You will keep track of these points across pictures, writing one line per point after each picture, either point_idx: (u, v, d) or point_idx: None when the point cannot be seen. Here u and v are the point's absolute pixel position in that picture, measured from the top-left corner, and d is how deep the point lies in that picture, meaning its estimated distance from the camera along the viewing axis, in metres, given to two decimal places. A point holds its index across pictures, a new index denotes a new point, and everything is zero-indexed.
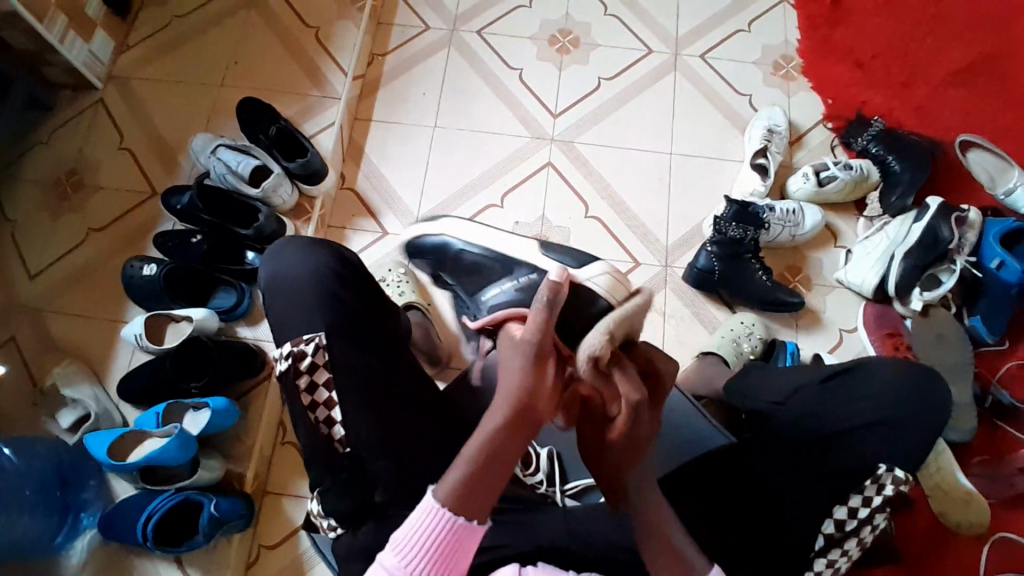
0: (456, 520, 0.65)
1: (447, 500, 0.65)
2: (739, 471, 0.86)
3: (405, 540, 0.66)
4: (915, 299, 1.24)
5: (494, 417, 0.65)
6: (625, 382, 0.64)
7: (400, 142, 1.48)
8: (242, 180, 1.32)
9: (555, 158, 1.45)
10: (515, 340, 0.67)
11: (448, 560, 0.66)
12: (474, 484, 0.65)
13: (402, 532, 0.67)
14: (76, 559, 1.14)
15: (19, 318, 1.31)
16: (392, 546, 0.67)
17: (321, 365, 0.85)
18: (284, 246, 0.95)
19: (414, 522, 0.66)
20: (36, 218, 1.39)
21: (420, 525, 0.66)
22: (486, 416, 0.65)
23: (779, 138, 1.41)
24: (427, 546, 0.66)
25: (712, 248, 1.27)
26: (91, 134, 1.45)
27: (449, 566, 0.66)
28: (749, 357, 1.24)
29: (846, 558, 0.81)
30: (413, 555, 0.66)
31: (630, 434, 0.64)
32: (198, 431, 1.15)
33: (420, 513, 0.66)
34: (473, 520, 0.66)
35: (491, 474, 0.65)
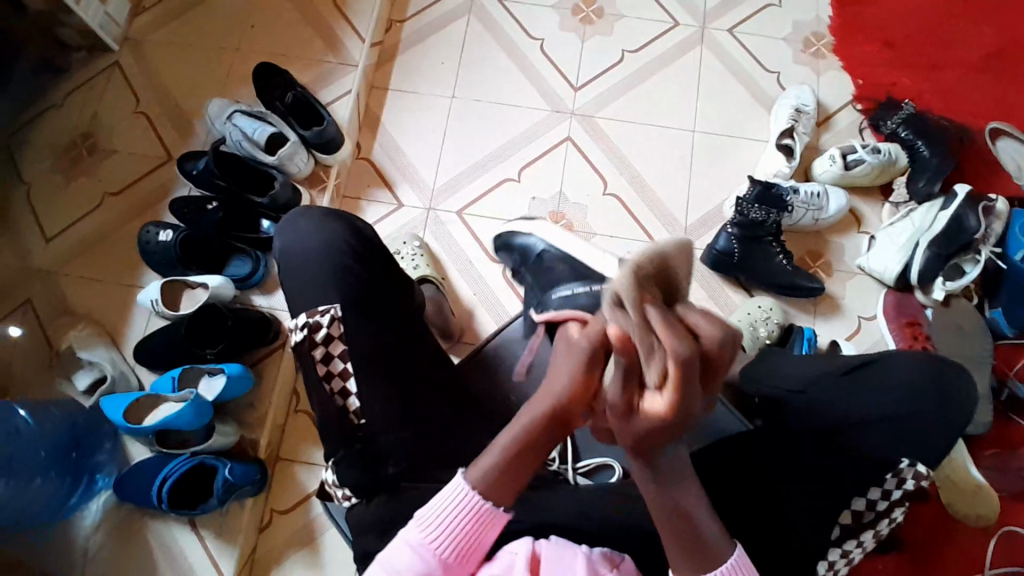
0: (483, 505, 0.68)
1: (477, 483, 0.69)
2: (754, 458, 0.85)
3: (434, 519, 0.69)
4: (937, 288, 1.23)
5: (533, 412, 0.66)
6: (697, 321, 0.50)
7: (417, 112, 1.45)
8: (258, 147, 1.31)
9: (574, 133, 1.43)
10: (571, 345, 0.60)
11: (472, 541, 0.69)
12: (514, 465, 0.68)
13: (431, 509, 0.69)
14: (89, 522, 1.17)
15: (34, 281, 1.31)
16: (419, 521, 0.69)
17: (336, 337, 0.86)
18: (301, 216, 0.94)
19: (444, 502, 0.69)
20: (51, 181, 1.38)
21: (451, 506, 0.68)
22: (529, 406, 0.67)
23: (806, 118, 1.37)
24: (451, 530, 0.68)
25: (732, 230, 1.25)
26: (106, 96, 1.43)
27: (473, 548, 0.69)
28: (765, 342, 1.23)
29: (860, 548, 0.83)
30: (442, 531, 0.68)
31: (677, 412, 0.51)
32: (213, 397, 1.16)
33: (449, 492, 0.69)
34: (500, 506, 0.69)
35: (528, 459, 0.68)
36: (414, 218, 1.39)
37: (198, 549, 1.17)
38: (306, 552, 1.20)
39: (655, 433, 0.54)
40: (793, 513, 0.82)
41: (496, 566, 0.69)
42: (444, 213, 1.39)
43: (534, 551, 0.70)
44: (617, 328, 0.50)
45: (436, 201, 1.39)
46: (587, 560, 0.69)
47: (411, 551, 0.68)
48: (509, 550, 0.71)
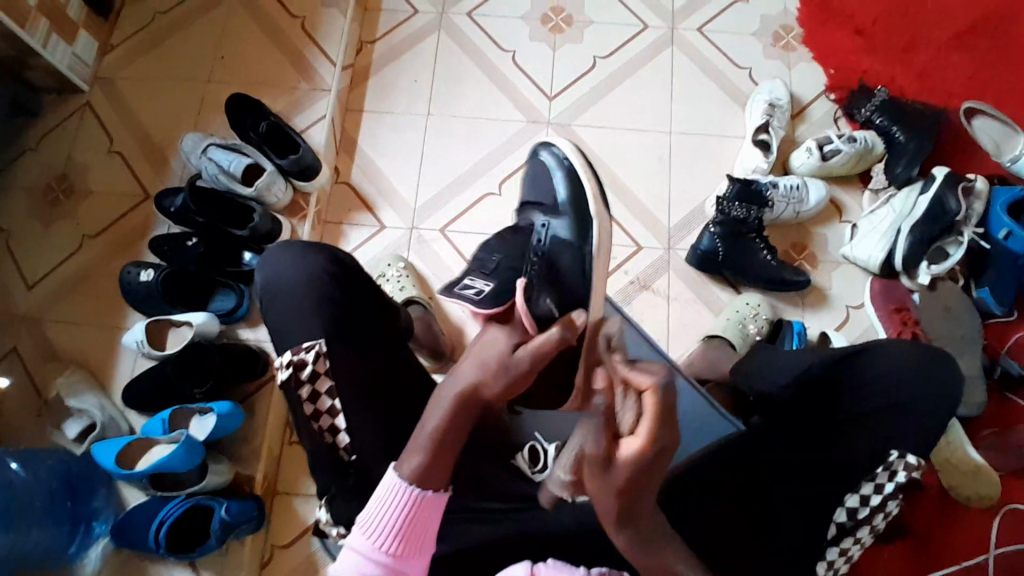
0: (422, 495, 0.66)
1: (410, 476, 0.66)
2: (751, 479, 0.83)
3: (372, 521, 0.66)
4: (922, 272, 1.22)
5: (444, 402, 0.68)
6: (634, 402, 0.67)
7: (392, 132, 1.45)
8: (235, 179, 1.30)
9: (552, 141, 1.42)
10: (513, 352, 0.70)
11: (414, 535, 0.66)
12: (438, 459, 0.67)
13: (370, 513, 0.66)
14: (91, 568, 1.15)
15: (19, 329, 1.30)
16: (361, 526, 0.66)
17: (322, 373, 0.84)
18: (282, 250, 0.93)
19: (378, 504, 0.66)
20: (29, 227, 1.37)
21: (385, 507, 0.66)
22: (440, 397, 0.68)
23: (781, 112, 1.38)
24: (394, 526, 0.66)
25: (715, 230, 1.26)
26: (80, 138, 1.42)
27: (416, 542, 0.67)
28: (756, 339, 1.22)
29: (860, 545, 0.80)
30: (384, 533, 0.66)
31: (653, 446, 0.63)
32: (205, 437, 1.15)
33: (384, 490, 0.66)
34: (438, 491, 0.67)
35: (449, 448, 0.67)
36: (398, 238, 1.38)
37: None
38: None
39: (633, 481, 0.63)
40: (784, 515, 0.80)
41: None
42: (427, 231, 1.38)
43: (533, 575, 0.68)
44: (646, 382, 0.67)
45: (418, 220, 1.39)
46: None
47: (357, 556, 0.66)
48: (507, 573, 0.69)
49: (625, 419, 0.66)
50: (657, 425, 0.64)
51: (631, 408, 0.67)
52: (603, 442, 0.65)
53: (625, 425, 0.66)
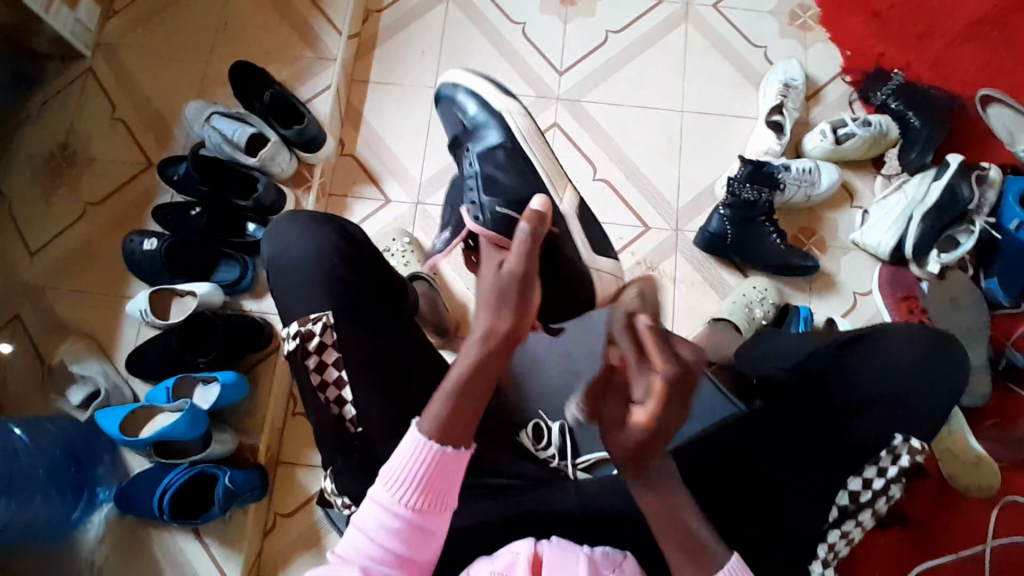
0: (442, 449, 0.64)
1: (431, 431, 0.64)
2: (753, 469, 0.83)
3: (397, 474, 0.65)
4: (932, 261, 1.21)
5: (471, 349, 0.62)
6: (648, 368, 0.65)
7: (398, 104, 1.43)
8: (239, 149, 1.28)
9: (561, 118, 1.40)
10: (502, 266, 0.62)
11: (436, 490, 0.65)
12: (459, 406, 0.64)
13: (393, 467, 0.65)
14: (94, 535, 1.16)
15: (23, 297, 1.30)
16: (384, 480, 0.66)
17: (330, 344, 0.84)
18: (289, 220, 0.92)
19: (399, 457, 0.65)
20: (32, 194, 1.36)
21: (406, 459, 0.65)
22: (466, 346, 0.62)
23: (796, 93, 1.35)
24: (417, 481, 0.65)
25: (725, 212, 1.24)
26: (82, 105, 1.40)
27: (438, 498, 0.65)
28: (762, 323, 1.22)
29: (860, 528, 0.81)
30: (404, 486, 0.65)
31: (656, 422, 0.62)
32: (208, 406, 1.15)
33: (406, 446, 0.65)
34: (459, 448, 0.65)
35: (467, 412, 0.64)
36: (403, 214, 1.37)
37: (204, 556, 1.17)
38: (313, 555, 1.20)
39: (641, 446, 0.63)
40: (782, 497, 0.81)
41: (497, 565, 0.68)
42: (432, 207, 1.37)
43: (536, 552, 0.68)
44: (644, 384, 0.64)
45: (424, 195, 1.37)
46: (588, 560, 0.68)
47: (381, 511, 0.65)
48: (511, 547, 0.69)
49: (641, 386, 0.64)
50: (667, 401, 0.63)
51: (649, 374, 0.65)
52: (617, 408, 0.64)
53: (639, 393, 0.64)
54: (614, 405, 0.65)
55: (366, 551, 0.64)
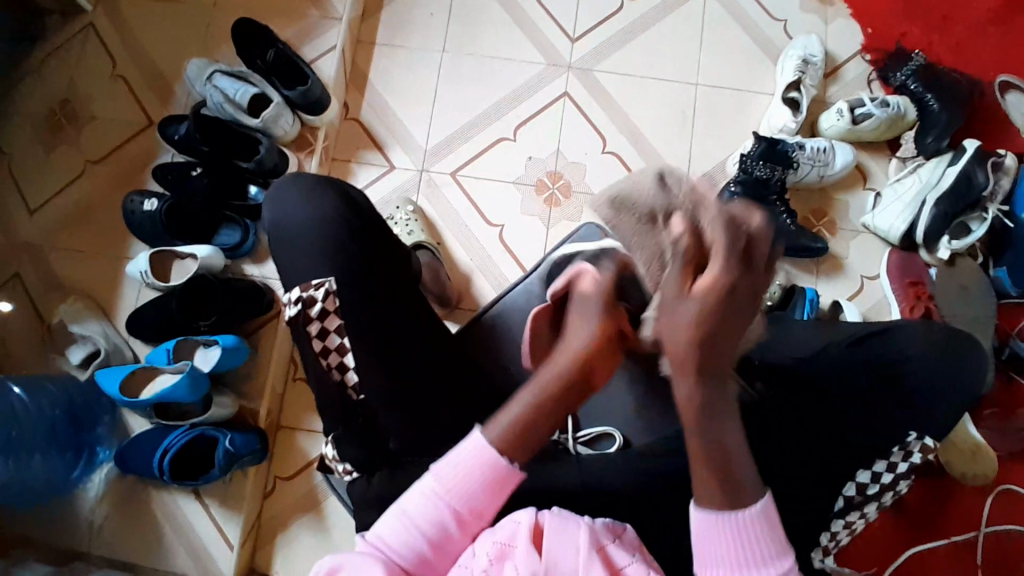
0: (500, 460, 0.67)
1: (495, 438, 0.68)
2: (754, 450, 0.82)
3: (449, 470, 0.68)
4: (941, 248, 1.19)
5: (546, 378, 0.69)
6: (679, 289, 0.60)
7: (406, 68, 1.39)
8: (241, 109, 1.25)
9: (572, 87, 1.37)
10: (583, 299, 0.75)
11: (481, 497, 0.67)
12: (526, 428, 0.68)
13: (446, 462, 0.68)
14: (94, 494, 1.17)
15: (23, 254, 1.28)
16: (434, 473, 0.68)
17: (331, 312, 0.83)
18: (293, 184, 0.90)
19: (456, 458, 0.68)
20: (31, 150, 1.33)
21: (463, 462, 0.67)
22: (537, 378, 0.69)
23: (814, 69, 1.31)
24: (465, 479, 0.67)
25: (736, 188, 1.21)
26: (81, 58, 1.37)
27: (482, 503, 0.68)
28: (768, 304, 1.19)
29: (864, 518, 0.82)
30: (454, 481, 0.67)
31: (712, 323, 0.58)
32: (209, 368, 1.15)
33: (465, 446, 0.68)
34: (514, 463, 0.68)
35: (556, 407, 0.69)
36: (407, 181, 1.34)
37: (204, 517, 1.18)
38: (311, 519, 1.21)
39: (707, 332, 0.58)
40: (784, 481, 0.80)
41: (498, 535, 0.67)
42: (438, 175, 1.34)
43: (538, 521, 0.67)
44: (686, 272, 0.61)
45: (429, 162, 1.35)
46: (590, 529, 0.67)
47: (426, 500, 0.67)
48: (512, 517, 0.68)
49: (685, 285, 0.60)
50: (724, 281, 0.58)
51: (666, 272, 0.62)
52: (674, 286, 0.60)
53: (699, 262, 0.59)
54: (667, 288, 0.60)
55: (406, 536, 0.66)
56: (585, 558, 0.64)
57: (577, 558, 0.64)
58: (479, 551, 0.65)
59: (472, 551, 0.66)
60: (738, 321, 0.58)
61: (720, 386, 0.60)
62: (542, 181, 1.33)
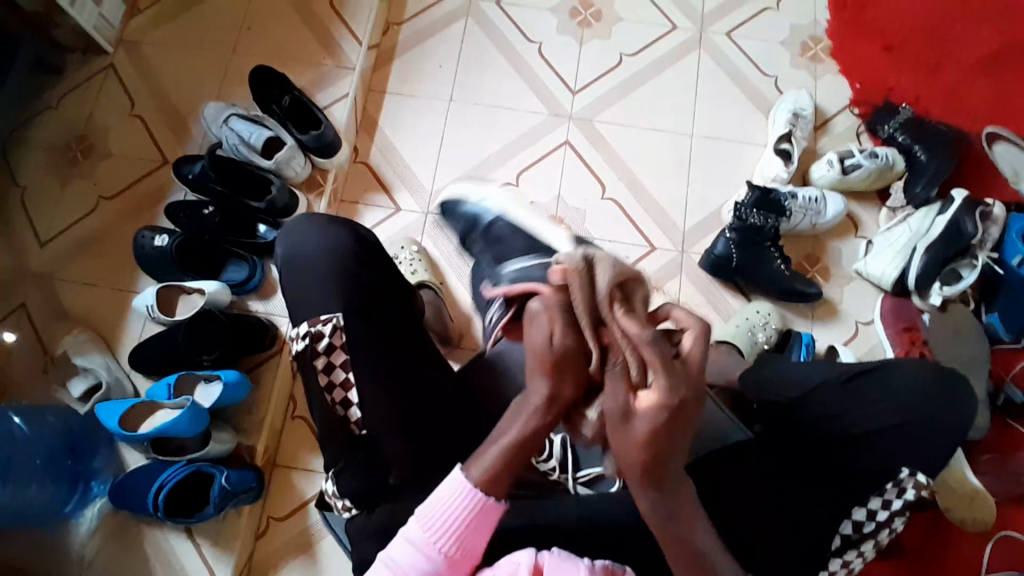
0: (484, 498, 0.64)
1: (478, 480, 0.64)
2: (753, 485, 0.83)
3: (433, 514, 0.66)
4: (934, 293, 1.22)
5: (523, 419, 0.62)
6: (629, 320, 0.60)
7: (413, 114, 1.45)
8: (255, 151, 1.30)
9: (573, 136, 1.42)
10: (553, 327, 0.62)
11: (469, 539, 0.66)
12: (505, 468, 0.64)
13: (429, 505, 0.66)
14: (86, 528, 1.16)
15: (30, 285, 1.30)
16: (419, 519, 0.66)
17: (338, 346, 0.84)
18: (305, 221, 0.93)
19: (441, 498, 0.65)
20: (47, 184, 1.37)
21: (448, 502, 0.65)
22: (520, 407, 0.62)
23: (804, 123, 1.37)
24: (452, 524, 0.65)
25: (731, 235, 1.25)
26: (102, 100, 1.42)
27: (471, 545, 0.66)
28: (763, 348, 1.22)
29: (862, 558, 0.81)
30: (440, 529, 0.65)
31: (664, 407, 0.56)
32: (209, 404, 1.16)
33: (449, 489, 0.65)
34: (500, 499, 0.65)
35: (529, 450, 0.63)
36: (412, 222, 1.38)
37: (197, 555, 1.16)
38: (305, 560, 1.19)
39: (656, 438, 0.56)
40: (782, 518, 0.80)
41: (499, 573, 0.68)
42: (442, 217, 1.38)
43: (537, 563, 0.68)
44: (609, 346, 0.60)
45: (433, 205, 1.39)
46: (590, 573, 0.67)
47: (413, 549, 0.66)
48: (512, 558, 0.69)
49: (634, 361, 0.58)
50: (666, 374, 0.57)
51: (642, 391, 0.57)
52: (619, 393, 0.57)
53: (637, 369, 0.58)
54: (616, 391, 0.58)
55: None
56: None
57: None
58: None
59: None
60: (680, 428, 0.57)
61: (673, 491, 0.60)
62: None
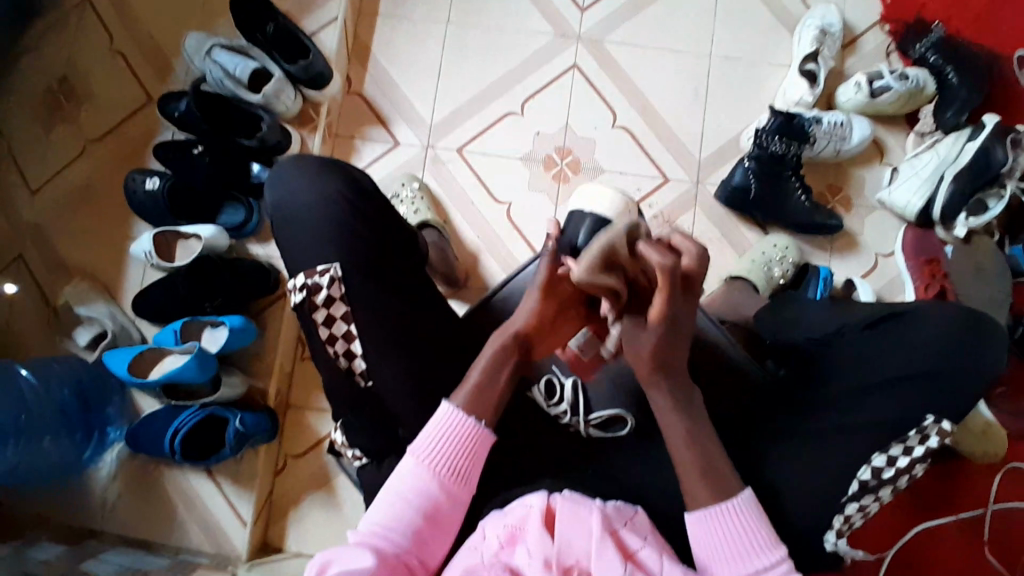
0: (474, 422, 0.72)
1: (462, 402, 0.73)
2: (765, 430, 0.82)
3: (423, 442, 0.72)
4: (958, 224, 1.16)
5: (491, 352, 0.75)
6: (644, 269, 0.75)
7: (408, 40, 1.35)
8: (241, 84, 1.22)
9: (581, 59, 1.33)
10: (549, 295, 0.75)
11: (465, 467, 0.72)
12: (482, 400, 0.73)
13: (421, 437, 0.72)
14: (106, 473, 1.19)
15: (25, 235, 1.27)
16: (412, 453, 0.72)
17: (337, 298, 0.82)
18: (295, 164, 0.88)
19: (430, 430, 0.72)
20: (30, 128, 1.31)
21: (437, 431, 0.72)
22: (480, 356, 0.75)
23: (832, 40, 1.27)
24: (444, 450, 0.72)
25: (749, 163, 1.19)
26: (78, 35, 1.33)
27: (466, 472, 0.72)
28: (779, 283, 1.17)
29: (877, 502, 0.78)
30: (430, 457, 0.71)
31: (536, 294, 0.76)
32: (216, 349, 1.15)
33: (436, 418, 0.72)
34: (487, 426, 0.73)
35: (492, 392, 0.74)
36: (412, 157, 1.32)
37: (217, 495, 1.19)
38: (323, 495, 1.22)
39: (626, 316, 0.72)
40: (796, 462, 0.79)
41: (510, 518, 0.68)
42: (444, 151, 1.31)
43: (549, 505, 0.67)
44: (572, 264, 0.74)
45: (434, 138, 1.32)
46: (602, 515, 0.66)
47: (406, 480, 0.71)
48: (524, 501, 0.68)
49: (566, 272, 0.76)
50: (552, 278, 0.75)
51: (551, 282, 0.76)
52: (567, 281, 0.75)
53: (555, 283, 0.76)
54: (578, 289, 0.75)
55: (401, 510, 0.69)
56: (598, 541, 0.63)
57: (590, 540, 0.63)
58: (490, 533, 0.67)
59: (484, 535, 0.68)
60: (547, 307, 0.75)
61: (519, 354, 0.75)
62: (549, 157, 1.30)
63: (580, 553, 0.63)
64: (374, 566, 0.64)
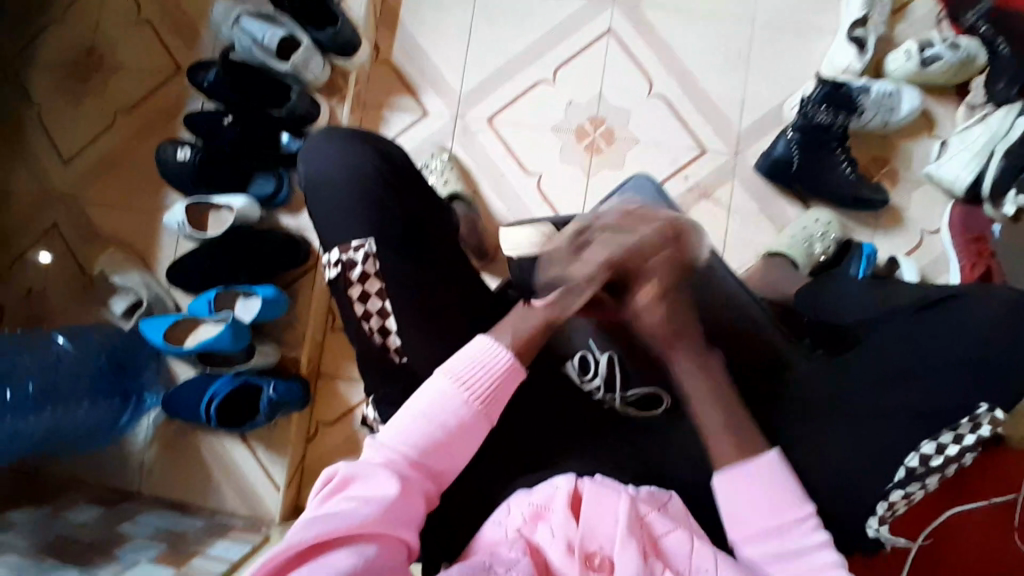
0: (512, 358, 0.71)
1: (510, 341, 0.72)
2: None
3: (465, 370, 0.70)
4: (1008, 203, 1.10)
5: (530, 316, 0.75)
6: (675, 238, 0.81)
7: (437, 6, 1.32)
8: (270, 53, 1.20)
9: (617, 25, 1.28)
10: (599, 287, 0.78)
11: (496, 401, 0.70)
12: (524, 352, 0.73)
13: (462, 364, 0.70)
14: (143, 437, 1.23)
15: (57, 205, 1.29)
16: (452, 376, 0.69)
17: (370, 275, 0.80)
18: (328, 136, 0.87)
19: (474, 357, 0.70)
20: (60, 99, 1.32)
21: (480, 360, 0.70)
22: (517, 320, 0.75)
23: (883, 4, 1.20)
24: (484, 382, 0.70)
25: (793, 135, 1.15)
26: (105, 3, 1.32)
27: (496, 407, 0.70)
28: (819, 260, 1.13)
29: (924, 490, 0.69)
30: (471, 388, 0.69)
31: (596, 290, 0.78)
32: (250, 318, 1.15)
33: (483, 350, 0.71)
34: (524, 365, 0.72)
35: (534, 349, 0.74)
36: (441, 127, 1.30)
37: (249, 461, 1.22)
38: None
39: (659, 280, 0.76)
40: None
41: (535, 497, 0.68)
42: (473, 121, 1.29)
43: (576, 489, 0.67)
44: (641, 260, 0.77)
45: (463, 108, 1.29)
46: (630, 499, 0.66)
47: (437, 403, 0.68)
48: (551, 481, 0.68)
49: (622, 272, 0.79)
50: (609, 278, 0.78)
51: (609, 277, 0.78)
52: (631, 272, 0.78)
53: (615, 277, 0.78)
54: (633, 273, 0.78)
55: (429, 430, 0.67)
56: (623, 529, 0.63)
57: (615, 528, 0.63)
58: (514, 509, 0.67)
59: (508, 510, 0.68)
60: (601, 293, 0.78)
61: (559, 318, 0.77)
62: (582, 127, 1.27)
63: (603, 539, 0.63)
64: (397, 493, 0.61)
